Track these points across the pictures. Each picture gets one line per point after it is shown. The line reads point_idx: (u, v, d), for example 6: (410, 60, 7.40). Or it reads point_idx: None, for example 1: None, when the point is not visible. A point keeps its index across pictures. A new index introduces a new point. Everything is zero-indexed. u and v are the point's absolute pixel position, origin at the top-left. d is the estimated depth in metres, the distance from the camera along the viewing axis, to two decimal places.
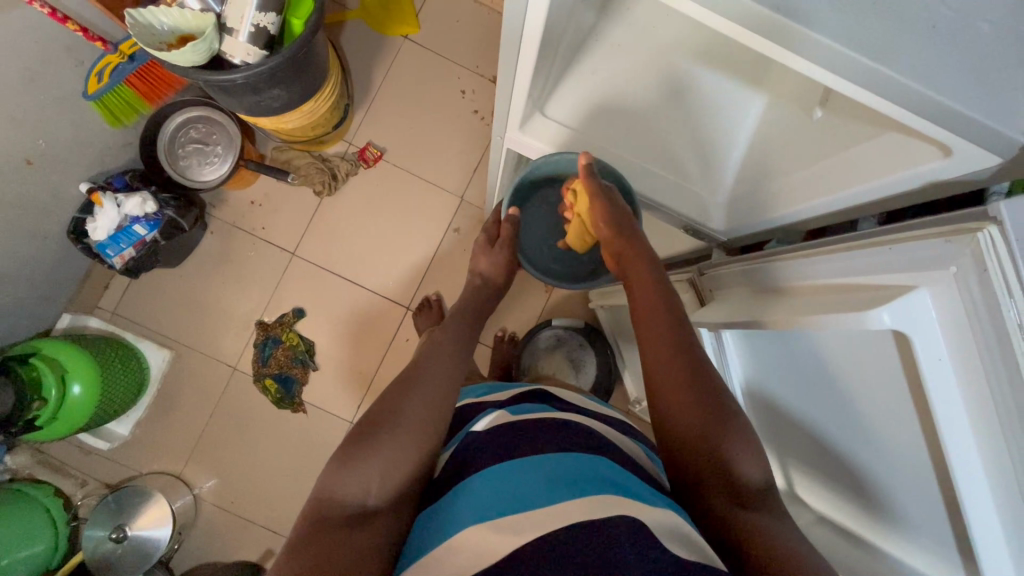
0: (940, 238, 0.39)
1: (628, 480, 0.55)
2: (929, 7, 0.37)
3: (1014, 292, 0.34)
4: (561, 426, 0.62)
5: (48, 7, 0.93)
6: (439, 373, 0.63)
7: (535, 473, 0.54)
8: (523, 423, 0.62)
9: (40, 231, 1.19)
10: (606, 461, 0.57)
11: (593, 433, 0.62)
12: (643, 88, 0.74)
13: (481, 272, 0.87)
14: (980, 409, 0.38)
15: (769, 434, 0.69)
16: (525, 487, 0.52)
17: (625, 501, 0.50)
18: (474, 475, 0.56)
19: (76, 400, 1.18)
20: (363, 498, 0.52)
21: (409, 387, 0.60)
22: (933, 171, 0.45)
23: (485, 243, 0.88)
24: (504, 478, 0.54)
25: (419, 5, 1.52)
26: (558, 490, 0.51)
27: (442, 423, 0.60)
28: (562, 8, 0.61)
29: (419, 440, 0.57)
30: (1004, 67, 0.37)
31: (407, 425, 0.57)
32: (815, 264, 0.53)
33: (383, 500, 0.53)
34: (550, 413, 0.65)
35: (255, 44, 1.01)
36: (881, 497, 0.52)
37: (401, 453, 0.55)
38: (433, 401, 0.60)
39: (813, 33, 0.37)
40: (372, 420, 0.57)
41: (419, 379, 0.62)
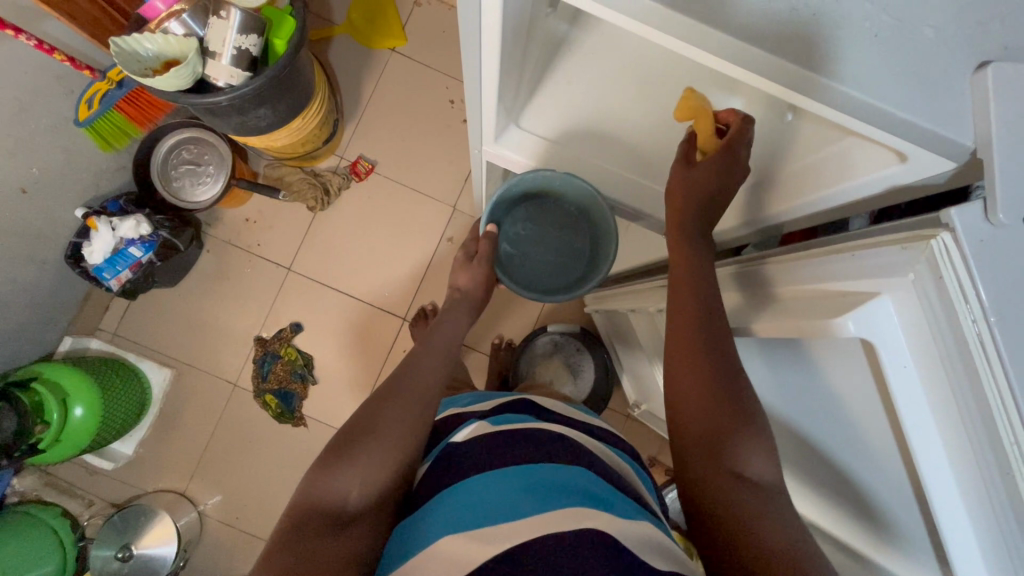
0: (897, 246, 0.39)
1: (605, 490, 0.55)
2: (872, 15, 0.37)
3: (968, 296, 0.35)
4: (538, 435, 0.61)
5: (35, 40, 0.95)
6: (420, 383, 0.64)
7: (507, 485, 0.54)
8: (500, 434, 0.61)
9: (38, 257, 1.21)
10: (584, 470, 0.57)
11: (573, 443, 0.62)
12: (617, 97, 0.74)
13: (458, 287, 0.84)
14: (945, 419, 0.38)
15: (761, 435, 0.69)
16: (498, 496, 0.53)
17: (599, 512, 0.50)
18: (450, 485, 0.56)
19: (77, 422, 1.20)
20: (342, 502, 0.52)
21: (387, 398, 0.61)
22: (891, 176, 0.45)
23: (463, 257, 0.85)
24: (481, 488, 0.54)
25: (405, 17, 1.53)
26: (531, 502, 0.51)
27: (421, 431, 0.60)
28: (527, 24, 0.62)
29: (396, 447, 0.57)
30: (948, 69, 0.37)
31: (387, 433, 0.57)
32: (788, 269, 0.53)
33: (361, 508, 0.53)
34: (530, 422, 0.64)
35: (239, 66, 1.03)
36: (864, 505, 0.52)
37: (381, 458, 0.55)
38: (410, 410, 0.60)
39: (808, 71, 0.37)
40: (354, 428, 0.58)
41: (401, 388, 0.63)
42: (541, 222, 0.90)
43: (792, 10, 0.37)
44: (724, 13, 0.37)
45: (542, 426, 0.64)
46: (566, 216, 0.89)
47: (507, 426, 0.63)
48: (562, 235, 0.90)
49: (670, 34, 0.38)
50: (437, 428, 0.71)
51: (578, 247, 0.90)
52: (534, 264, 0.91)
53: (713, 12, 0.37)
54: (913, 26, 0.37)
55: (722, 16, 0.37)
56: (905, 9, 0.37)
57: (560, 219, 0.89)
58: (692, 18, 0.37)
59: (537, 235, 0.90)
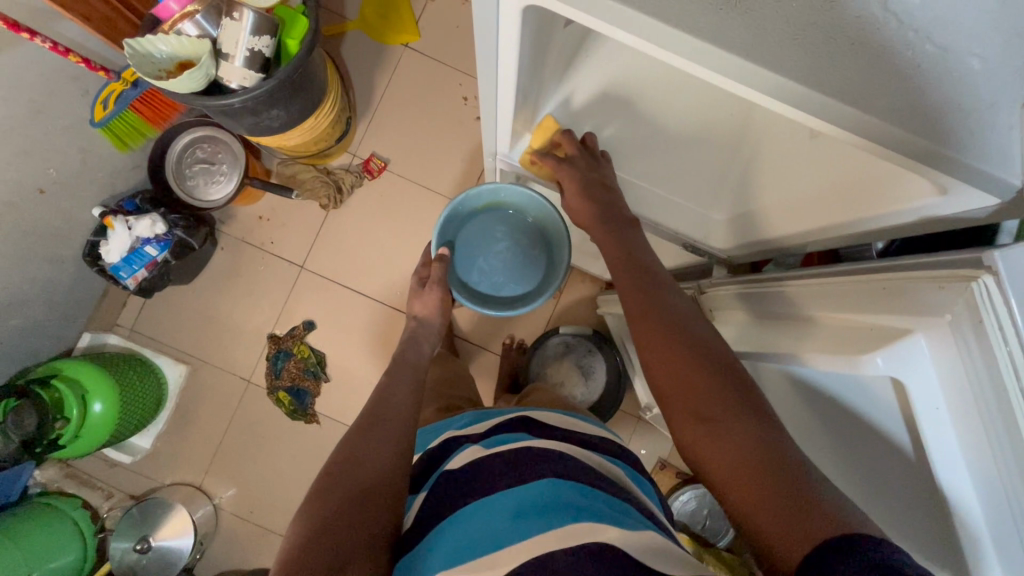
0: (935, 285, 0.37)
1: (607, 504, 0.54)
2: (914, 44, 0.35)
3: (1010, 340, 0.32)
4: (533, 452, 0.60)
5: (49, 42, 0.95)
6: (394, 422, 0.69)
7: (508, 515, 0.53)
8: (497, 458, 0.60)
9: (55, 254, 1.22)
10: (585, 487, 0.55)
11: (570, 456, 0.61)
12: (642, 102, 0.71)
13: (416, 314, 0.95)
14: (985, 475, 0.36)
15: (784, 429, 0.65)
16: (498, 526, 0.52)
17: (605, 526, 0.49)
18: (452, 517, 0.56)
19: (96, 418, 1.22)
20: (333, 541, 0.52)
21: (364, 439, 0.65)
22: (928, 207, 0.43)
23: (416, 287, 0.96)
24: (482, 517, 0.54)
25: (419, 12, 1.51)
26: (529, 529, 0.50)
27: (402, 465, 0.63)
28: (547, 34, 0.60)
29: (381, 479, 0.60)
30: (995, 101, 0.35)
31: (367, 469, 0.60)
32: (819, 293, 0.51)
33: (357, 541, 0.53)
34: (525, 440, 0.64)
35: (252, 67, 1.02)
36: (913, 514, 0.47)
37: (366, 494, 0.58)
38: (389, 447, 0.64)
39: (834, 102, 0.35)
40: (335, 471, 0.60)
41: (375, 427, 0.67)
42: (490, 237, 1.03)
43: (827, 41, 0.35)
44: (754, 45, 0.35)
45: (540, 443, 0.62)
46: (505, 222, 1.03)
47: (501, 446, 0.63)
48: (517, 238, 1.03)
49: (695, 62, 0.37)
50: (432, 457, 0.70)
51: (536, 255, 1.03)
52: (502, 276, 1.03)
53: (742, 42, 0.35)
54: (965, 54, 0.35)
55: (746, 45, 0.35)
56: (951, 38, 0.35)
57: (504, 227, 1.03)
58: (714, 46, 0.35)
59: (498, 251, 1.03)
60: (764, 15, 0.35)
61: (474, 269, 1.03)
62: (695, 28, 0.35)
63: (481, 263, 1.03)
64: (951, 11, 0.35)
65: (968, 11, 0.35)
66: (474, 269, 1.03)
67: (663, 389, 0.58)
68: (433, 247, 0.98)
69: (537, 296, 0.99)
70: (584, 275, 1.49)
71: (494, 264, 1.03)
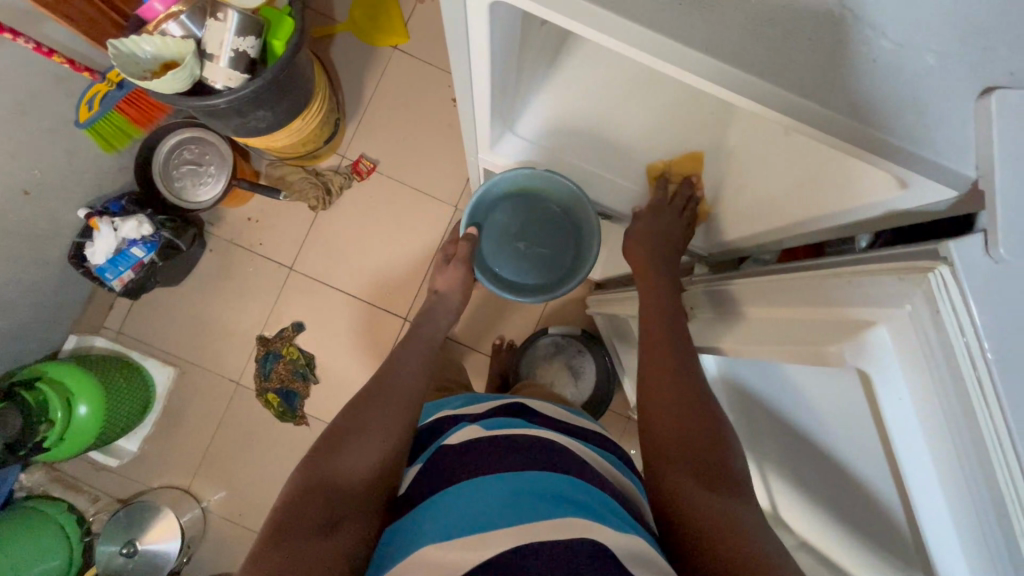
0: (894, 276, 0.38)
1: (594, 496, 0.54)
2: (871, 39, 0.35)
3: (966, 330, 0.33)
4: (519, 441, 0.61)
5: (33, 43, 0.94)
6: (398, 391, 0.70)
7: (486, 502, 0.53)
8: (480, 444, 0.61)
9: (41, 256, 1.22)
10: (573, 479, 0.56)
11: (554, 446, 0.61)
12: (624, 103, 0.72)
13: (438, 289, 0.97)
14: (946, 462, 0.36)
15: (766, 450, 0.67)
16: (473, 512, 0.52)
17: (594, 523, 0.50)
18: (430, 499, 0.56)
19: (81, 421, 1.21)
20: (329, 503, 0.54)
21: (369, 407, 0.66)
22: (893, 202, 0.43)
23: (441, 262, 0.97)
24: (460, 503, 0.54)
25: (407, 14, 1.51)
26: (510, 514, 0.51)
27: (403, 434, 0.64)
28: (524, 33, 0.60)
29: (380, 445, 0.61)
30: (949, 96, 0.36)
31: (370, 434, 0.62)
32: (787, 288, 0.51)
33: (350, 504, 0.55)
34: (515, 428, 0.64)
35: (237, 68, 1.02)
36: (876, 522, 0.49)
37: (365, 460, 0.59)
38: (392, 416, 0.66)
39: (793, 97, 0.36)
40: (337, 434, 0.62)
41: (383, 396, 0.69)
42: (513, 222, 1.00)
43: (786, 37, 0.36)
44: (713, 39, 0.36)
45: (533, 432, 0.63)
46: (527, 208, 0.98)
47: (498, 432, 0.63)
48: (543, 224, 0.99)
49: (657, 56, 0.37)
50: (422, 437, 0.71)
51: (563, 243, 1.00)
52: (526, 262, 1.01)
53: (704, 38, 0.36)
54: (920, 49, 0.36)
55: (706, 42, 0.36)
56: (905, 33, 0.36)
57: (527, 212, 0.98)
58: (676, 43, 0.36)
59: (523, 235, 1.00)
60: (725, 11, 0.36)
61: (500, 249, 1.01)
62: (656, 23, 0.36)
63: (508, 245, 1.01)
64: (906, 8, 0.36)
65: (923, 8, 0.36)
66: (501, 249, 1.02)
67: (654, 437, 0.61)
68: (463, 225, 0.98)
69: (560, 288, 0.98)
70: None
71: (519, 249, 1.01)
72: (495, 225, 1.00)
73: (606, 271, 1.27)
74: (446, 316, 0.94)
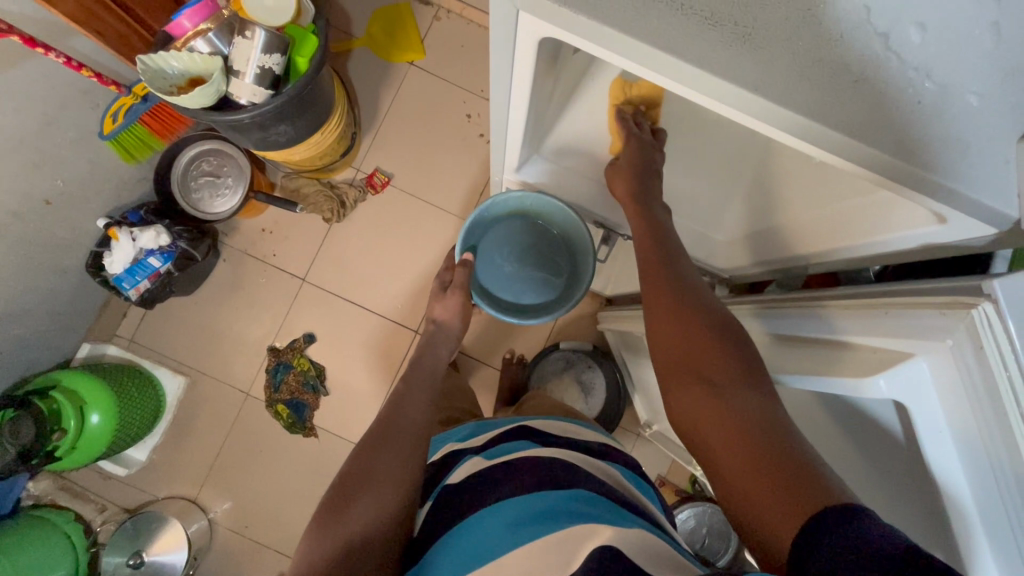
0: (936, 310, 0.39)
1: (605, 507, 0.54)
2: (915, 81, 0.36)
3: (1010, 364, 0.34)
4: (539, 461, 0.61)
5: (64, 57, 0.96)
6: (405, 430, 0.69)
7: (506, 522, 0.54)
8: (500, 470, 0.61)
9: (58, 265, 1.23)
10: (581, 493, 0.56)
11: (572, 465, 0.61)
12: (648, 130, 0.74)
13: (436, 318, 0.96)
14: (987, 498, 0.37)
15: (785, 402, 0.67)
16: (497, 534, 0.53)
17: (599, 527, 0.50)
18: (452, 529, 0.57)
19: (93, 430, 1.21)
20: (344, 562, 0.53)
21: (379, 448, 0.65)
22: (930, 235, 0.44)
23: (439, 290, 0.97)
24: (483, 526, 0.54)
25: (424, 31, 1.54)
26: (531, 530, 0.51)
27: (415, 476, 0.63)
28: (557, 57, 0.61)
29: (392, 493, 0.60)
30: (991, 141, 0.37)
31: (381, 482, 0.60)
32: (823, 317, 0.52)
33: (366, 561, 0.54)
34: (528, 450, 0.65)
35: (261, 84, 1.04)
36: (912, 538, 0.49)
37: (379, 512, 0.58)
38: (402, 456, 0.64)
39: (836, 131, 0.37)
40: (347, 483, 0.60)
41: (391, 435, 0.67)
42: (511, 248, 1.04)
43: (831, 76, 0.37)
44: (759, 78, 0.37)
45: (543, 453, 0.63)
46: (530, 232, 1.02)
47: (504, 457, 0.64)
48: (537, 245, 1.02)
49: (701, 91, 0.39)
50: (438, 465, 0.72)
51: (557, 266, 1.03)
52: (521, 282, 1.04)
53: (752, 76, 0.37)
54: (963, 92, 0.37)
55: (750, 79, 0.37)
56: (949, 75, 0.37)
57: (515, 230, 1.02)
58: (723, 80, 0.37)
59: (517, 256, 1.03)
60: (772, 49, 0.37)
61: (492, 266, 1.03)
62: (704, 62, 0.37)
63: (499, 263, 1.03)
64: (950, 51, 0.37)
65: (968, 52, 0.37)
66: (493, 266, 1.04)
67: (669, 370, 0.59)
68: (457, 251, 0.99)
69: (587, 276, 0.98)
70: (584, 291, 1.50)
71: (514, 270, 1.04)
72: (499, 263, 1.04)
73: (619, 288, 1.27)
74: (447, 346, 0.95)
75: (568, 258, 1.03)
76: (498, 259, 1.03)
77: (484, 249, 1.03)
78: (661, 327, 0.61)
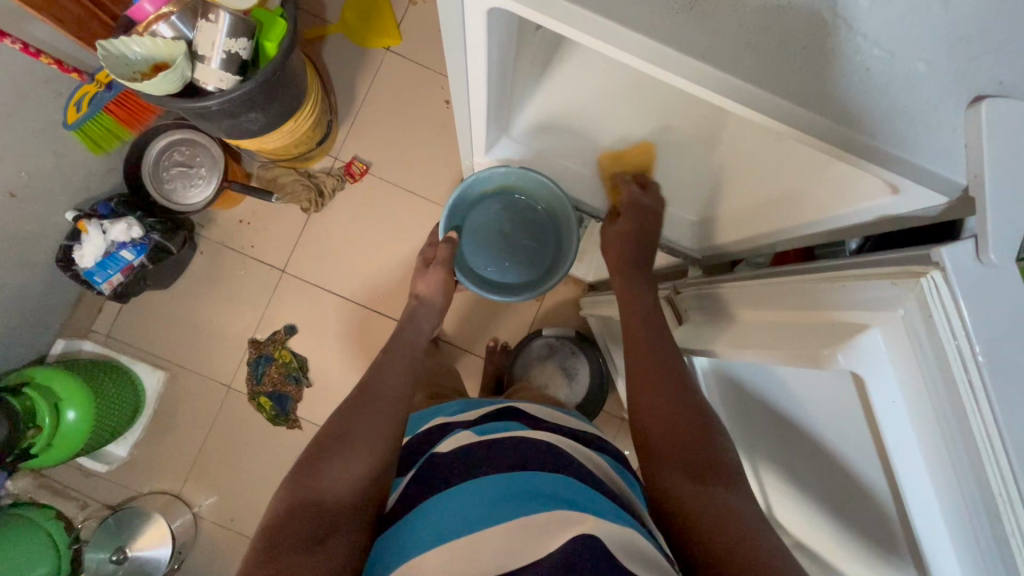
0: (888, 281, 0.39)
1: (586, 496, 0.54)
2: (864, 49, 0.36)
3: (958, 333, 0.35)
4: (525, 443, 0.61)
5: (20, 43, 0.94)
6: (385, 404, 0.69)
7: (488, 500, 0.54)
8: (483, 445, 0.61)
9: (27, 260, 1.20)
10: (563, 479, 0.56)
11: (558, 447, 0.61)
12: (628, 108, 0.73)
13: (418, 293, 0.94)
14: (942, 475, 0.37)
15: (743, 425, 0.70)
16: (475, 511, 0.52)
17: (584, 516, 0.50)
18: (430, 497, 0.56)
19: (69, 427, 1.20)
20: (316, 519, 0.53)
21: (354, 420, 0.65)
22: (883, 206, 0.44)
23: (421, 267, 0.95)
24: (461, 501, 0.54)
25: (399, 16, 1.51)
26: (515, 510, 0.52)
27: (389, 444, 0.63)
28: (520, 34, 0.60)
29: (366, 458, 0.60)
30: (941, 108, 0.36)
31: (356, 451, 0.61)
32: (783, 292, 0.52)
33: (338, 519, 0.54)
34: (518, 431, 0.64)
35: (228, 70, 1.01)
36: (866, 520, 0.50)
37: (351, 474, 0.58)
38: (376, 426, 0.65)
39: (783, 100, 0.37)
40: (320, 451, 0.61)
41: (366, 409, 0.68)
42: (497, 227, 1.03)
43: (780, 45, 0.37)
44: (711, 49, 0.37)
45: (530, 434, 0.63)
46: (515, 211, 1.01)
47: (494, 434, 0.63)
48: (522, 223, 1.02)
49: (653, 62, 0.38)
50: (421, 440, 0.71)
51: (543, 244, 1.03)
52: (506, 261, 1.04)
53: (702, 48, 0.37)
54: (912, 59, 0.36)
55: (699, 51, 0.37)
56: (898, 43, 0.36)
57: (499, 209, 1.02)
58: (674, 50, 0.37)
59: (503, 235, 1.03)
60: (721, 19, 0.37)
61: (478, 243, 1.03)
62: (657, 34, 0.37)
63: (485, 241, 1.04)
64: (898, 19, 0.37)
65: (916, 21, 0.37)
66: (480, 243, 1.03)
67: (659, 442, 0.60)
68: (442, 231, 0.99)
69: (568, 257, 0.98)
70: (567, 277, 1.49)
71: (500, 248, 1.04)
72: (482, 242, 1.04)
73: (600, 272, 1.27)
74: (431, 319, 0.93)
75: (553, 236, 1.02)
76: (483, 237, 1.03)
77: (470, 228, 1.03)
78: (649, 405, 0.63)
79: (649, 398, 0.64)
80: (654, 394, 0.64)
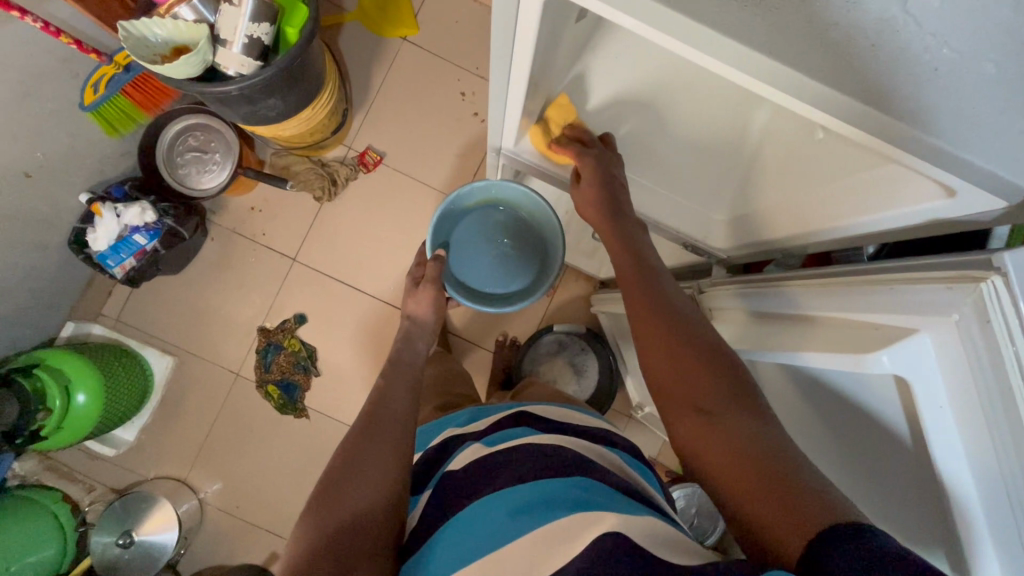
0: (942, 284, 0.39)
1: (606, 496, 0.54)
2: (932, 48, 0.36)
3: (1015, 336, 0.34)
4: (540, 450, 0.60)
5: (41, 22, 0.93)
6: (392, 423, 0.68)
7: (509, 509, 0.53)
8: (499, 458, 0.61)
9: (39, 241, 1.19)
10: (581, 479, 0.56)
11: (573, 450, 0.61)
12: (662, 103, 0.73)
13: (410, 313, 0.94)
14: (986, 478, 0.37)
15: (789, 433, 0.68)
16: (498, 522, 0.52)
17: (605, 513, 0.49)
18: (453, 517, 0.56)
19: (79, 410, 1.19)
20: (336, 553, 0.52)
21: (363, 442, 0.64)
22: (938, 209, 0.44)
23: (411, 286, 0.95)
24: (483, 514, 0.54)
25: (417, 5, 1.49)
26: (540, 514, 0.51)
27: (401, 465, 0.62)
28: (561, 26, 0.59)
29: (379, 482, 0.59)
30: (1007, 112, 0.36)
31: (370, 474, 0.60)
32: (826, 294, 0.52)
33: (358, 552, 0.53)
34: (529, 437, 0.64)
35: (250, 54, 1.00)
36: (904, 516, 0.50)
37: (367, 501, 0.57)
38: (386, 447, 0.64)
39: (844, 97, 0.36)
40: (332, 478, 0.59)
41: (374, 429, 0.66)
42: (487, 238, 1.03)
43: (845, 42, 0.36)
44: (774, 43, 0.36)
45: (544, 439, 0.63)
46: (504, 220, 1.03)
47: (509, 444, 0.63)
48: (512, 232, 1.03)
49: (711, 55, 0.38)
50: (436, 454, 0.71)
51: (533, 251, 1.04)
52: (497, 271, 1.03)
53: (764, 42, 0.36)
54: (982, 59, 0.36)
55: (763, 45, 0.36)
56: (966, 44, 0.36)
57: (487, 220, 1.03)
58: (735, 42, 0.36)
59: (493, 245, 1.03)
60: (786, 14, 0.36)
61: (467, 256, 1.03)
62: (721, 25, 0.36)
63: (474, 254, 1.03)
64: (964, 18, 0.36)
65: (984, 21, 0.36)
66: (468, 256, 1.03)
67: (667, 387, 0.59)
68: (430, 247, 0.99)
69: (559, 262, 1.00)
70: (579, 273, 1.49)
71: (490, 260, 1.03)
72: (471, 255, 1.03)
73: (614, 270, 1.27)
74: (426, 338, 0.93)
75: (541, 244, 1.04)
76: (473, 250, 1.03)
77: (459, 242, 1.03)
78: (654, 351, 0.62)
79: (653, 338, 0.62)
80: (658, 333, 0.62)
